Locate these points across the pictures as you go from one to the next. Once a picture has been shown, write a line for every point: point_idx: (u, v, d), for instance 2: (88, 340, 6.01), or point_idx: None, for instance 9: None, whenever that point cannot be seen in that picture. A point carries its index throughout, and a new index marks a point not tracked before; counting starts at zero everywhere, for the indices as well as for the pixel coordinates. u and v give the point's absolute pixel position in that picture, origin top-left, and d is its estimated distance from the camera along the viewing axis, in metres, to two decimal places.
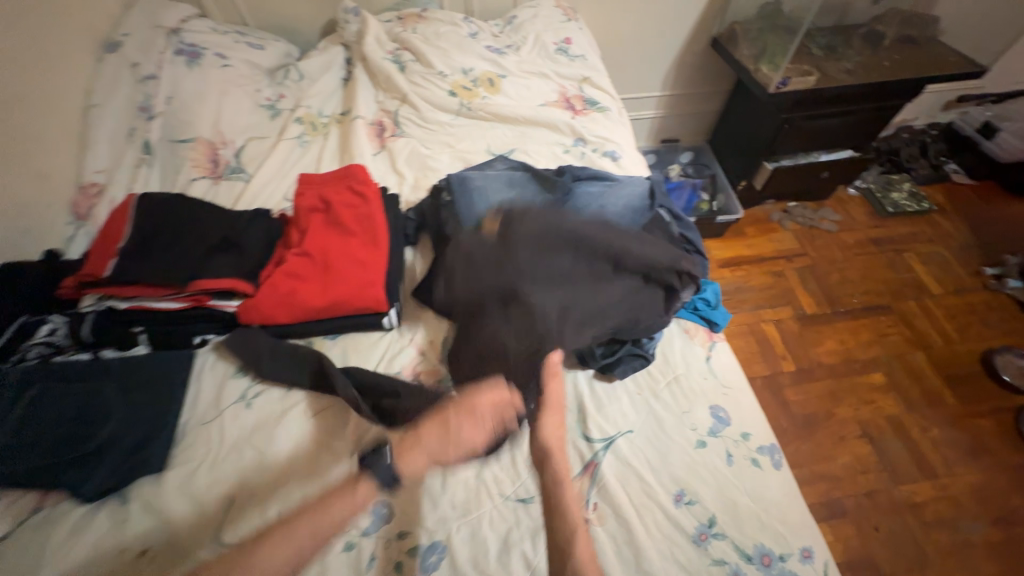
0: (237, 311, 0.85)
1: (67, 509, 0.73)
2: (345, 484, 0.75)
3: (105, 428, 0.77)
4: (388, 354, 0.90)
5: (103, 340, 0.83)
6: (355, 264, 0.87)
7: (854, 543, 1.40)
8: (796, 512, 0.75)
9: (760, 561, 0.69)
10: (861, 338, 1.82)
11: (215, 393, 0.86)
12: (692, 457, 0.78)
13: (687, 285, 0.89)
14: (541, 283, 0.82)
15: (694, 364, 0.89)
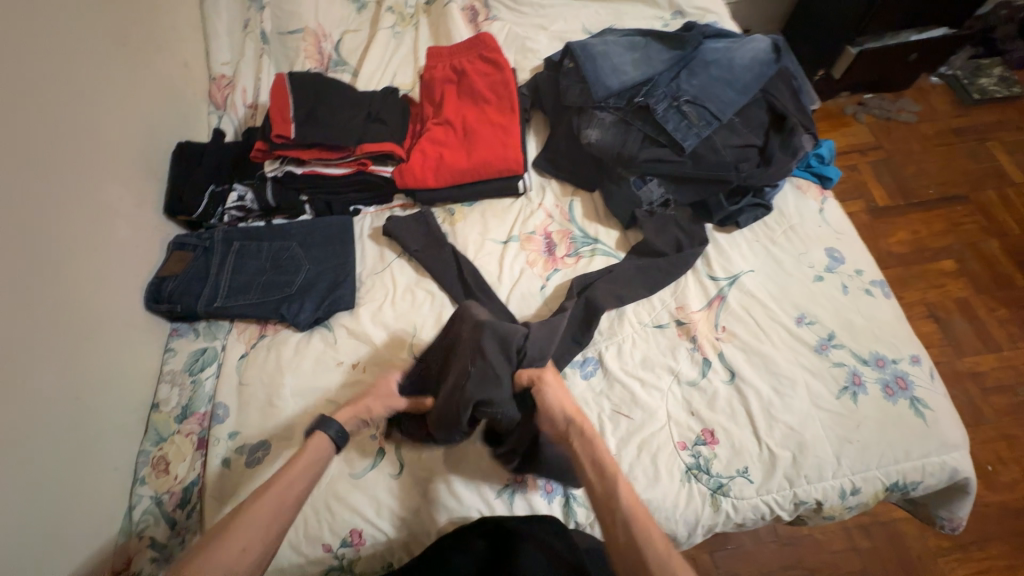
0: (393, 175, 0.96)
1: (287, 335, 0.88)
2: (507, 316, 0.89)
3: (303, 274, 0.92)
4: (521, 217, 1.00)
5: (282, 204, 0.96)
6: (496, 129, 0.96)
7: None
8: (905, 330, 0.85)
9: (875, 363, 0.81)
10: (934, 228, 1.82)
11: (377, 252, 0.98)
12: (811, 288, 0.88)
13: (808, 136, 0.91)
14: (676, 133, 0.87)
15: (808, 215, 0.95)
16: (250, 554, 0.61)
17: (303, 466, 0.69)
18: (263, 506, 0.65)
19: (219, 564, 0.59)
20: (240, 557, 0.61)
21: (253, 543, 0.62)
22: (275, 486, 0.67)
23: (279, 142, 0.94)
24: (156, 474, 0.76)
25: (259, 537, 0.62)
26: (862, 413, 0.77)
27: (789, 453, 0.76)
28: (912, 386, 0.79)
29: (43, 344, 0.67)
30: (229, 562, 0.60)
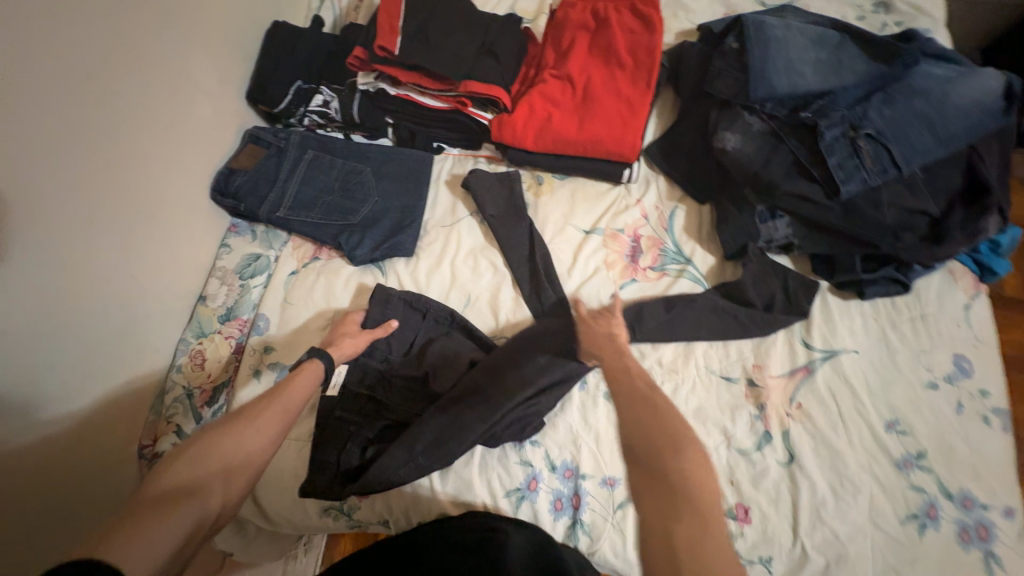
0: (490, 124, 0.84)
1: (339, 266, 0.84)
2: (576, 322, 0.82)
3: (369, 206, 0.87)
4: (613, 208, 0.88)
5: (365, 123, 0.88)
6: (620, 102, 0.81)
7: None
8: (1011, 476, 0.72)
9: (961, 502, 0.70)
10: None
11: (450, 202, 0.90)
12: (918, 394, 0.75)
13: (997, 217, 0.72)
14: (838, 171, 0.71)
15: (949, 308, 0.80)
16: (267, 438, 0.57)
17: (296, 383, 0.64)
18: (274, 400, 0.61)
19: (214, 456, 0.54)
20: (258, 445, 0.57)
21: (264, 429, 0.58)
22: (269, 398, 0.61)
23: (380, 55, 0.83)
24: (191, 367, 0.77)
25: (272, 424, 0.59)
26: (922, 549, 0.68)
27: (823, 560, 0.69)
28: (994, 541, 0.69)
29: (105, 214, 0.66)
30: (237, 450, 0.55)
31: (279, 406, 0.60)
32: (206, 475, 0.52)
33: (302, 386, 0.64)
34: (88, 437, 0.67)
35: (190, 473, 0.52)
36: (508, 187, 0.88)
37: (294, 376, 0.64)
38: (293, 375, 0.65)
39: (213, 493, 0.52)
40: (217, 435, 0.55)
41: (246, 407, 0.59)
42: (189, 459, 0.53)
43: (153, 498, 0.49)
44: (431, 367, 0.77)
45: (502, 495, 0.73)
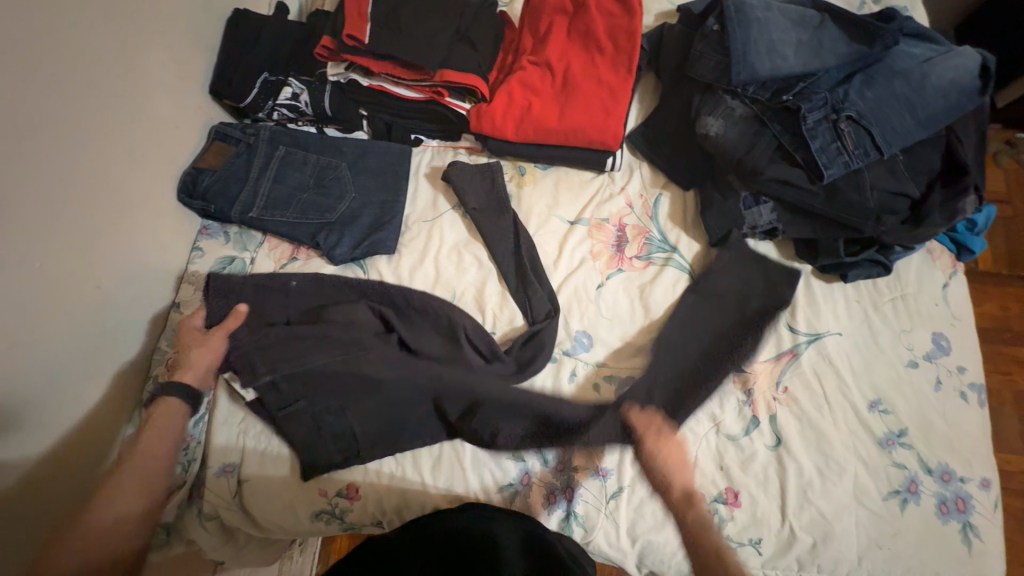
0: (469, 115, 0.82)
1: (318, 265, 0.82)
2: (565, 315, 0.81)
3: (347, 203, 0.84)
4: (598, 198, 0.87)
5: (338, 116, 0.85)
6: (602, 89, 0.79)
7: None
8: (986, 448, 0.75)
9: (940, 476, 0.72)
10: None
11: (431, 195, 0.87)
12: (899, 373, 0.77)
13: (974, 196, 0.73)
14: (821, 155, 0.70)
15: (928, 287, 0.81)
16: (130, 512, 0.63)
17: (148, 444, 0.67)
18: (125, 471, 0.65)
19: (84, 552, 0.60)
20: (121, 521, 0.62)
21: (125, 504, 0.63)
22: (120, 468, 0.65)
23: (349, 45, 0.80)
24: (169, 376, 0.74)
25: (133, 501, 0.64)
26: (904, 523, 0.70)
27: (810, 539, 0.70)
28: (970, 511, 0.71)
29: (62, 223, 0.62)
30: (105, 532, 0.61)
31: (136, 478, 0.65)
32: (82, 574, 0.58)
33: (168, 441, 0.68)
34: (63, 457, 0.64)
35: (69, 564, 0.59)
36: (490, 178, 0.85)
37: (144, 435, 0.68)
38: (150, 429, 0.69)
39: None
40: (79, 526, 0.61)
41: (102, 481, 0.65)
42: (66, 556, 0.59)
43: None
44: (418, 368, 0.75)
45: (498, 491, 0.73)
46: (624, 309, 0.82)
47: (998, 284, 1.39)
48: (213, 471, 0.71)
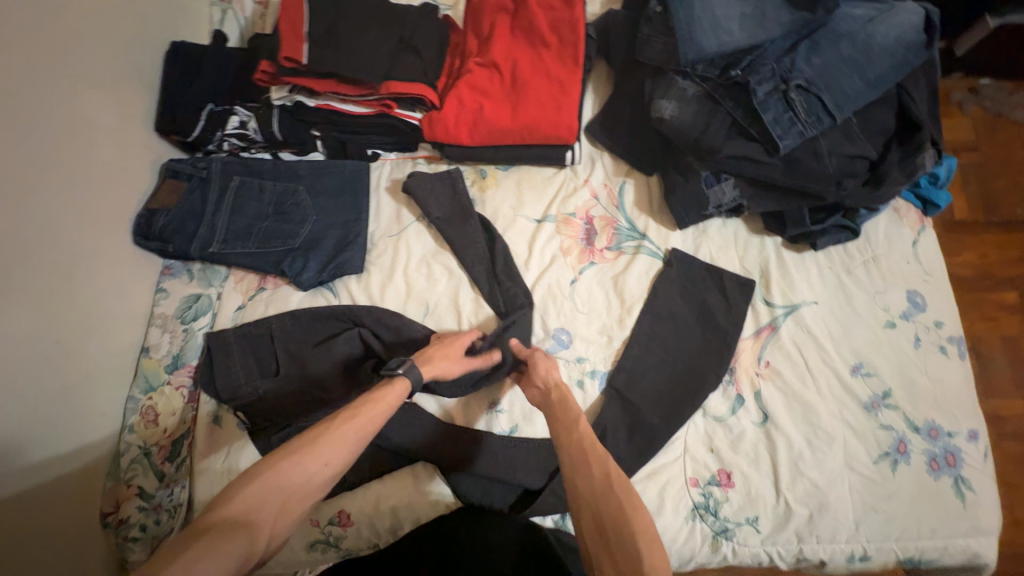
0: (421, 124, 0.80)
1: (287, 293, 0.80)
2: (541, 314, 0.81)
3: (309, 227, 0.83)
4: (562, 193, 0.86)
5: (290, 140, 0.83)
6: (551, 83, 0.78)
7: None
8: (970, 398, 0.75)
9: (928, 433, 0.73)
10: (1008, 253, 1.39)
11: (395, 208, 0.86)
12: (878, 335, 0.77)
13: (933, 150, 0.72)
14: (775, 127, 0.70)
15: (897, 245, 0.81)
16: (333, 469, 0.54)
17: (376, 408, 0.59)
18: (351, 429, 0.56)
19: (279, 483, 0.50)
20: (321, 473, 0.53)
21: (338, 456, 0.54)
22: (348, 422, 0.57)
23: (287, 66, 0.77)
24: (145, 425, 0.73)
25: (343, 454, 0.54)
26: (897, 484, 0.71)
27: (806, 511, 0.71)
28: (961, 464, 0.72)
29: (8, 284, 0.60)
30: (308, 477, 0.52)
31: (349, 434, 0.56)
32: (265, 504, 0.49)
33: (380, 406, 0.60)
34: (41, 520, 0.62)
35: (253, 505, 0.48)
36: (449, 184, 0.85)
37: (373, 400, 0.60)
38: (376, 391, 0.61)
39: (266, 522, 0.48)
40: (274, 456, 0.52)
41: (314, 429, 0.56)
42: (248, 492, 0.49)
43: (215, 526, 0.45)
44: None
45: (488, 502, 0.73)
46: (599, 298, 0.82)
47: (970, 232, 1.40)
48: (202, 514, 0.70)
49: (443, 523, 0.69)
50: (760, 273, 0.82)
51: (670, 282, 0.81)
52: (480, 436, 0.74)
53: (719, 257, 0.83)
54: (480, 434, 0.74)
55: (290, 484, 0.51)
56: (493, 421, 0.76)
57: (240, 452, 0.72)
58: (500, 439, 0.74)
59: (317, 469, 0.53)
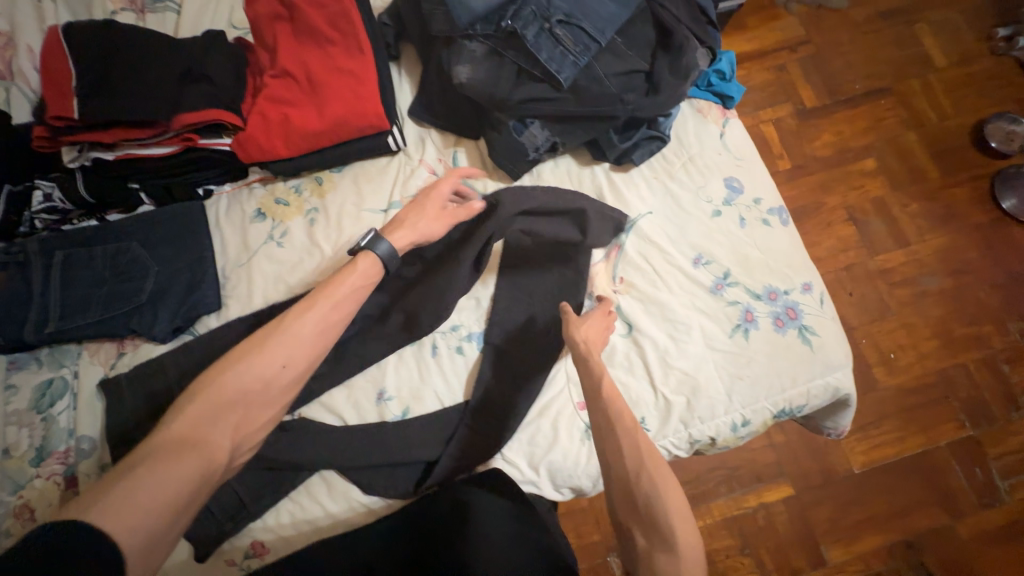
0: (233, 148, 0.80)
1: (150, 348, 0.79)
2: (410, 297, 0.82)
3: (152, 279, 0.80)
4: (400, 178, 0.88)
5: (105, 199, 0.81)
6: (345, 76, 0.80)
7: None
8: (800, 257, 0.83)
9: (768, 297, 0.80)
10: (856, 126, 1.44)
11: (240, 237, 0.86)
12: (709, 225, 0.84)
13: (706, 49, 0.82)
14: (551, 64, 0.75)
15: (707, 142, 0.88)
16: (291, 368, 0.61)
17: (332, 301, 0.65)
18: (300, 324, 0.62)
19: (232, 392, 0.57)
20: (279, 373, 0.60)
21: (293, 357, 0.61)
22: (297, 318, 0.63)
23: (61, 125, 0.75)
24: (21, 525, 0.69)
25: (299, 353, 0.61)
26: (752, 349, 0.78)
27: (682, 398, 0.77)
28: (801, 315, 0.80)
29: None
30: (268, 376, 0.59)
31: (302, 331, 0.62)
32: (220, 417, 0.56)
33: (348, 287, 0.67)
34: None
35: (211, 415, 0.55)
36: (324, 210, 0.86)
37: (325, 290, 0.66)
38: (343, 275, 0.68)
39: (223, 430, 0.56)
40: (226, 365, 0.59)
41: (267, 332, 0.61)
42: (210, 396, 0.56)
43: (175, 440, 0.52)
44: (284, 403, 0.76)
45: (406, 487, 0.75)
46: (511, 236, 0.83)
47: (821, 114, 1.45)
48: None
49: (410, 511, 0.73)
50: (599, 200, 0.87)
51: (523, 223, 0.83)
52: (376, 428, 0.76)
53: None
54: (377, 424, 0.76)
55: (245, 388, 0.58)
56: (382, 410, 0.77)
57: None
58: (398, 424, 0.76)
59: (273, 369, 0.60)
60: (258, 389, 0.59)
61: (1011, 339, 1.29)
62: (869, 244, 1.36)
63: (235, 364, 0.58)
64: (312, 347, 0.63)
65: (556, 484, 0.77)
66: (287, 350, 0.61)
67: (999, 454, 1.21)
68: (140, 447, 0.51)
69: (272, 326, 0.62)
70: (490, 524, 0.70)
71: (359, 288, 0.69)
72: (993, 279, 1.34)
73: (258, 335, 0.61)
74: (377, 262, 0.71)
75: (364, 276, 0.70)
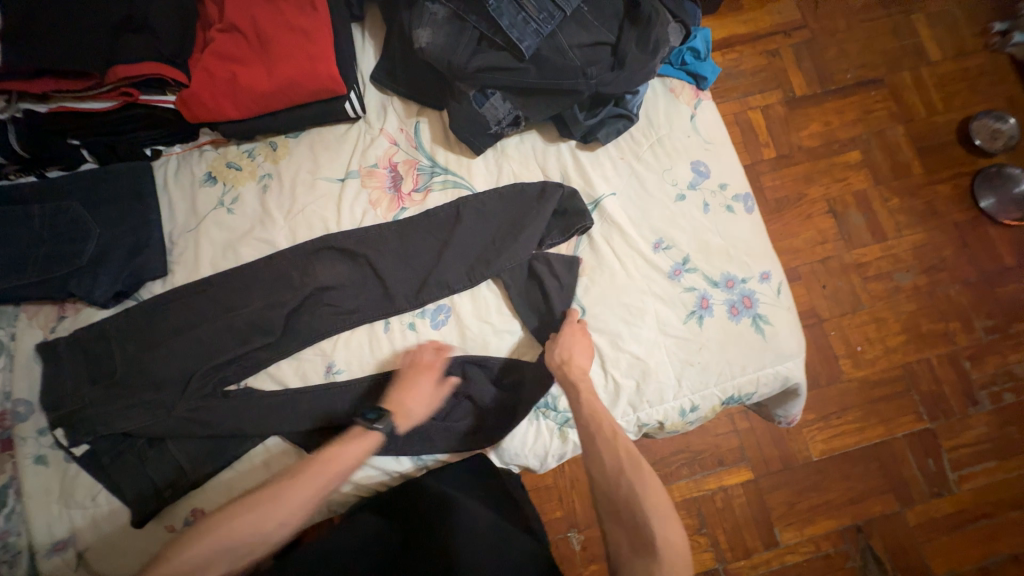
0: (178, 106, 0.77)
1: (92, 312, 0.77)
2: (367, 272, 0.80)
3: (92, 242, 0.76)
4: (359, 146, 0.85)
5: (41, 154, 0.78)
6: (298, 35, 0.77)
7: (801, 301, 1.32)
8: (761, 245, 0.82)
9: (725, 284, 0.80)
10: (844, 117, 1.42)
11: (189, 201, 0.83)
12: (672, 209, 0.82)
13: (678, 25, 0.83)
14: (513, 31, 0.73)
15: (678, 124, 0.86)
16: (290, 525, 0.62)
17: (335, 473, 0.65)
18: (305, 487, 0.63)
19: (232, 539, 0.60)
20: (275, 530, 0.61)
21: (292, 517, 0.62)
22: (301, 480, 0.63)
23: None
24: None
25: (299, 513, 0.63)
26: (705, 335, 0.78)
27: (632, 381, 0.77)
28: (756, 304, 0.79)
29: None
30: (264, 534, 0.61)
31: (301, 501, 0.63)
32: (218, 559, 0.59)
33: (347, 468, 0.65)
34: None
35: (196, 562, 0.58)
36: (278, 176, 0.83)
37: (333, 456, 0.65)
38: (346, 444, 0.67)
39: (214, 573, 0.59)
40: (239, 507, 0.61)
41: (279, 486, 0.63)
42: (202, 544, 0.59)
43: None
44: (230, 371, 0.75)
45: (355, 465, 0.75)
46: (485, 231, 0.81)
47: (810, 103, 1.42)
48: (43, 555, 0.68)
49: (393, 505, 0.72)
50: (563, 181, 0.84)
51: (487, 202, 0.82)
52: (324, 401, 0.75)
53: (522, 173, 0.85)
54: (325, 398, 0.75)
55: (232, 542, 0.60)
56: (332, 384, 0.76)
57: (75, 480, 0.70)
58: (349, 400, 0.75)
59: (269, 527, 0.61)
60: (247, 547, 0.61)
61: (976, 337, 1.31)
62: (848, 238, 1.36)
63: (232, 517, 0.60)
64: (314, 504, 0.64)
65: (504, 460, 0.79)
66: (288, 517, 0.62)
67: (952, 447, 1.25)
68: None
69: (277, 482, 0.63)
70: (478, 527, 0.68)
71: (359, 459, 0.66)
72: (967, 279, 1.34)
73: (268, 488, 0.63)
74: (375, 444, 0.68)
75: (365, 447, 0.67)
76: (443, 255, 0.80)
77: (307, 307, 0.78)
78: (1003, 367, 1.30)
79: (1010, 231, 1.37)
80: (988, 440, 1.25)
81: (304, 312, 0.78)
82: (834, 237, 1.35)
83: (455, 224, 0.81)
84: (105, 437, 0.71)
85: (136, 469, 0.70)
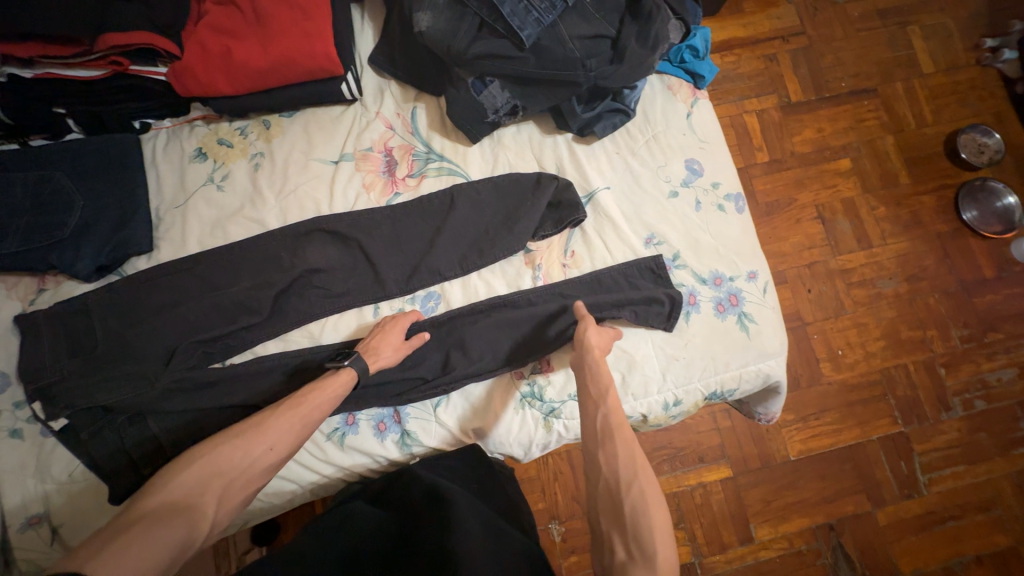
0: (169, 77, 0.75)
1: (73, 286, 0.76)
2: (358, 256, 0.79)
3: (75, 213, 0.74)
4: (354, 130, 0.84)
5: (25, 121, 0.76)
6: (295, 12, 0.75)
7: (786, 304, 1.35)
8: (750, 245, 0.84)
9: (713, 282, 0.81)
10: (836, 125, 1.44)
11: (178, 176, 0.81)
12: (665, 206, 0.83)
13: (678, 23, 0.83)
14: (514, 19, 0.72)
15: (674, 121, 0.86)
16: (278, 451, 0.62)
17: (317, 401, 0.65)
18: (291, 413, 0.64)
19: (223, 464, 0.58)
20: (263, 456, 0.60)
21: (280, 441, 0.62)
22: (286, 407, 0.64)
23: None
24: None
25: (287, 437, 0.62)
26: (691, 331, 0.79)
27: (618, 374, 0.78)
28: (743, 302, 0.81)
29: None
30: (252, 460, 0.60)
31: (290, 423, 0.63)
32: (207, 486, 0.57)
33: (324, 401, 0.66)
34: None
35: (186, 488, 0.56)
36: (270, 156, 0.82)
37: (313, 388, 0.67)
38: (323, 380, 0.68)
39: (207, 502, 0.56)
40: (225, 436, 0.61)
41: (263, 414, 0.63)
42: (191, 472, 0.57)
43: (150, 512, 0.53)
44: (215, 351, 0.74)
45: (341, 449, 0.75)
46: (483, 220, 0.81)
47: (804, 110, 1.44)
48: (16, 529, 0.67)
49: (386, 491, 0.73)
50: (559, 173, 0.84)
51: (482, 192, 0.82)
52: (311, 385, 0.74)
53: (517, 163, 0.84)
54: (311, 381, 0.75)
55: (222, 467, 0.58)
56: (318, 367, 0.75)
57: (52, 455, 0.69)
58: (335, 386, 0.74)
59: (259, 449, 0.60)
60: (237, 473, 0.59)
61: (952, 346, 1.35)
62: (835, 243, 1.38)
63: (219, 444, 0.60)
64: (303, 431, 0.64)
65: (489, 449, 0.79)
66: (275, 442, 0.61)
67: (924, 450, 1.29)
68: (122, 519, 0.53)
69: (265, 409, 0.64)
70: (471, 526, 0.65)
71: (337, 395, 0.67)
72: (947, 289, 1.38)
73: (255, 418, 0.63)
74: (351, 379, 0.69)
75: (341, 386, 0.68)
76: (437, 243, 0.80)
77: (295, 289, 0.77)
78: (976, 375, 1.34)
79: (989, 244, 1.41)
80: (958, 445, 1.30)
81: (291, 294, 0.77)
82: (820, 243, 1.38)
83: (450, 211, 0.81)
84: (85, 412, 0.69)
85: (115, 446, 0.69)
